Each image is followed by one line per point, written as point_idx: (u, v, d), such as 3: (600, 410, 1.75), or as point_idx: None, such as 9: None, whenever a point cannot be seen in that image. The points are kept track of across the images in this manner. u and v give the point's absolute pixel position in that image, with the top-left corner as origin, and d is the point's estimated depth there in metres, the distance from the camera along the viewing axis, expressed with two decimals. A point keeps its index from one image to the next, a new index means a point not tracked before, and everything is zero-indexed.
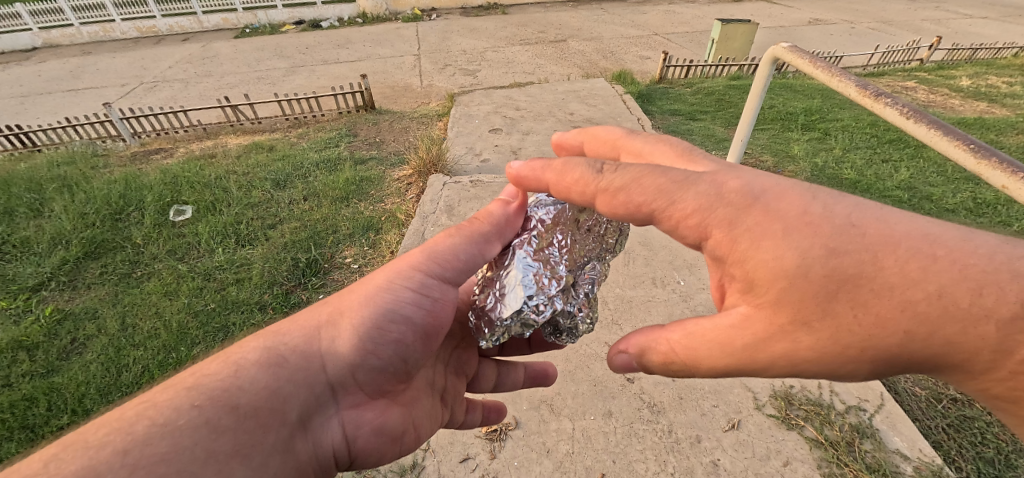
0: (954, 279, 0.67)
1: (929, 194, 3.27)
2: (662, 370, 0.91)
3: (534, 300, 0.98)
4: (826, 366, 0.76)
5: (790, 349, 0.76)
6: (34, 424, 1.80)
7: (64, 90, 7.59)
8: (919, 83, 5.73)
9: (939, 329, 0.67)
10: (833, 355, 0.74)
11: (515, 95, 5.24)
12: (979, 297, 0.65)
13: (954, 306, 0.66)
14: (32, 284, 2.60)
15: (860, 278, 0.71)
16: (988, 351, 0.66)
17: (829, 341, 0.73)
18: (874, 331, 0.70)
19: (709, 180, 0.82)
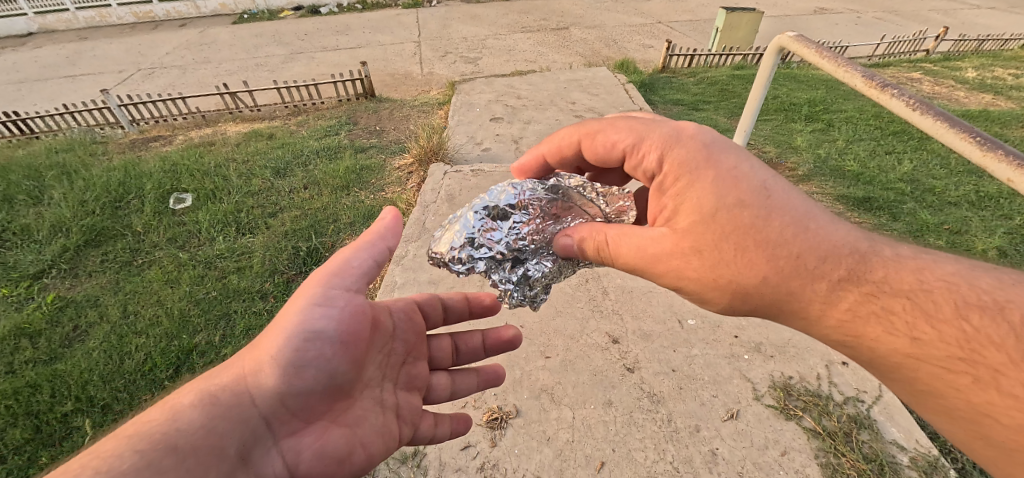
0: (820, 250, 0.95)
1: (931, 187, 3.26)
2: (595, 257, 1.14)
3: (467, 244, 1.20)
4: (700, 290, 1.03)
5: (679, 270, 1.02)
6: (38, 411, 1.79)
7: (62, 76, 7.53)
8: (924, 75, 5.68)
9: (796, 283, 0.96)
10: (707, 283, 1.01)
11: (516, 84, 5.19)
12: (831, 266, 0.95)
13: (812, 266, 0.95)
14: (33, 272, 2.60)
15: (750, 227, 0.96)
16: (819, 303, 0.95)
17: (711, 268, 0.99)
18: (745, 271, 0.97)
19: (675, 129, 1.08)
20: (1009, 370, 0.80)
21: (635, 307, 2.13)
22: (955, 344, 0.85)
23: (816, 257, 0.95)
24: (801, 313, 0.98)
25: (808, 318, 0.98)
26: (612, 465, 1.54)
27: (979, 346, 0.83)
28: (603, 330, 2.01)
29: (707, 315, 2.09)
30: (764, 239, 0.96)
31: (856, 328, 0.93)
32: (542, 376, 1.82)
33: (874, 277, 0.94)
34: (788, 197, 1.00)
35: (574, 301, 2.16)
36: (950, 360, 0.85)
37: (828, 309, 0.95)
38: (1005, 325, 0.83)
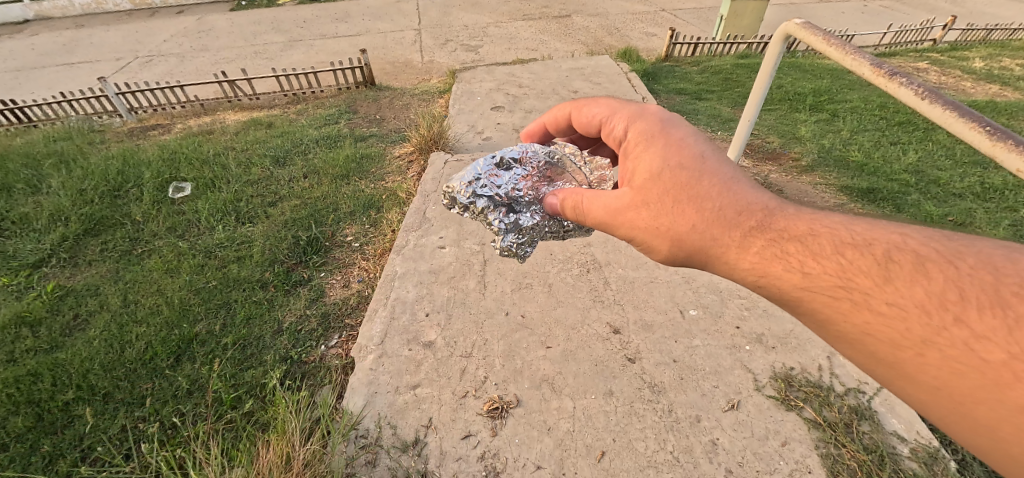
0: (740, 205, 1.00)
1: (936, 178, 3.23)
2: (573, 215, 1.23)
3: (470, 185, 1.34)
4: (648, 242, 1.07)
5: (630, 222, 1.08)
6: (39, 399, 1.78)
7: (59, 64, 7.46)
8: (931, 65, 5.61)
9: (719, 230, 0.99)
10: (653, 234, 1.05)
11: (517, 73, 5.13)
12: (746, 217, 0.98)
13: (731, 216, 0.99)
14: (33, 261, 2.58)
15: (688, 185, 1.03)
16: (733, 249, 0.97)
17: (653, 220, 1.05)
18: (679, 219, 1.02)
19: (643, 107, 1.19)
20: (885, 288, 0.79)
21: (636, 297, 2.12)
22: (839, 275, 0.84)
23: (736, 208, 1.00)
24: (721, 261, 0.99)
25: (728, 266, 0.98)
26: (612, 455, 1.54)
27: (856, 270, 0.83)
28: (604, 320, 2.01)
29: (709, 306, 2.08)
30: (700, 192, 1.02)
31: (760, 269, 0.94)
32: (543, 366, 1.81)
33: (777, 225, 0.96)
34: (724, 163, 1.08)
35: (575, 291, 2.15)
36: (835, 290, 0.84)
37: (739, 256, 0.96)
38: (877, 253, 0.83)
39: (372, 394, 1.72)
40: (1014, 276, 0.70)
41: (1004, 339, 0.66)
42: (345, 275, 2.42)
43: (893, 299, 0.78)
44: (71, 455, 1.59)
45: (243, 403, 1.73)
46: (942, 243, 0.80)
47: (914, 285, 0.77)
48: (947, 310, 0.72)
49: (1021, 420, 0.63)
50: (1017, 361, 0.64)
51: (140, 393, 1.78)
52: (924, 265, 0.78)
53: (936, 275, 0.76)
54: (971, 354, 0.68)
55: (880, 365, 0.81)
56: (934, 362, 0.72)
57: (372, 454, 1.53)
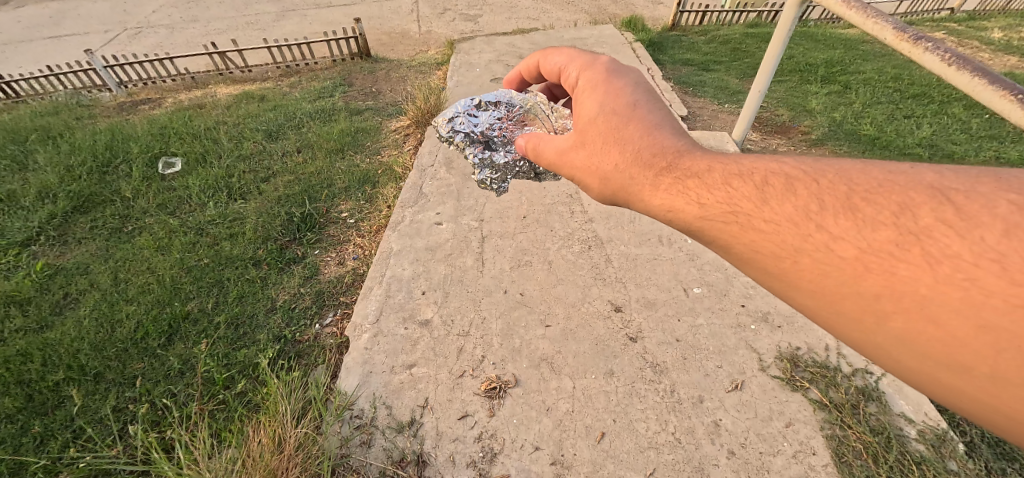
0: (651, 141, 0.94)
1: (951, 152, 3.11)
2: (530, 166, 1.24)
3: (449, 122, 1.43)
4: (584, 183, 1.05)
5: (571, 164, 1.07)
6: (28, 380, 1.74)
7: (46, 37, 7.23)
8: (948, 35, 5.38)
9: (636, 167, 0.92)
10: (588, 174, 1.03)
11: (518, 43, 4.94)
12: (656, 154, 0.91)
13: (644, 154, 0.92)
14: (21, 239, 2.52)
15: (610, 126, 1.00)
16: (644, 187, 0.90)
17: (586, 162, 1.03)
18: (603, 160, 0.98)
19: (588, 57, 1.17)
20: (761, 208, 0.70)
21: (639, 275, 2.06)
22: (725, 201, 0.75)
23: (649, 144, 0.94)
24: (635, 197, 0.92)
25: (642, 203, 0.90)
26: (612, 436, 1.51)
27: (738, 194, 0.74)
28: (605, 298, 1.95)
29: (713, 284, 2.02)
30: (624, 132, 0.97)
31: (663, 200, 0.85)
32: (542, 345, 1.76)
33: (682, 160, 0.88)
34: (652, 106, 1.02)
35: (576, 268, 2.09)
36: (722, 214, 0.74)
37: (649, 193, 0.88)
38: (757, 176, 0.75)
39: (366, 374, 1.67)
40: (868, 183, 0.63)
41: (857, 237, 0.59)
42: (340, 252, 2.36)
43: (770, 217, 0.69)
44: (63, 436, 1.56)
45: (236, 383, 1.69)
46: (814, 163, 0.72)
47: (785, 203, 0.68)
48: (810, 220, 0.64)
49: (879, 310, 0.57)
50: (870, 253, 0.57)
51: (131, 372, 1.75)
52: (794, 182, 0.70)
53: (803, 189, 0.68)
54: (832, 255, 0.60)
55: (774, 281, 0.68)
56: (805, 270, 0.63)
57: (366, 435, 1.49)
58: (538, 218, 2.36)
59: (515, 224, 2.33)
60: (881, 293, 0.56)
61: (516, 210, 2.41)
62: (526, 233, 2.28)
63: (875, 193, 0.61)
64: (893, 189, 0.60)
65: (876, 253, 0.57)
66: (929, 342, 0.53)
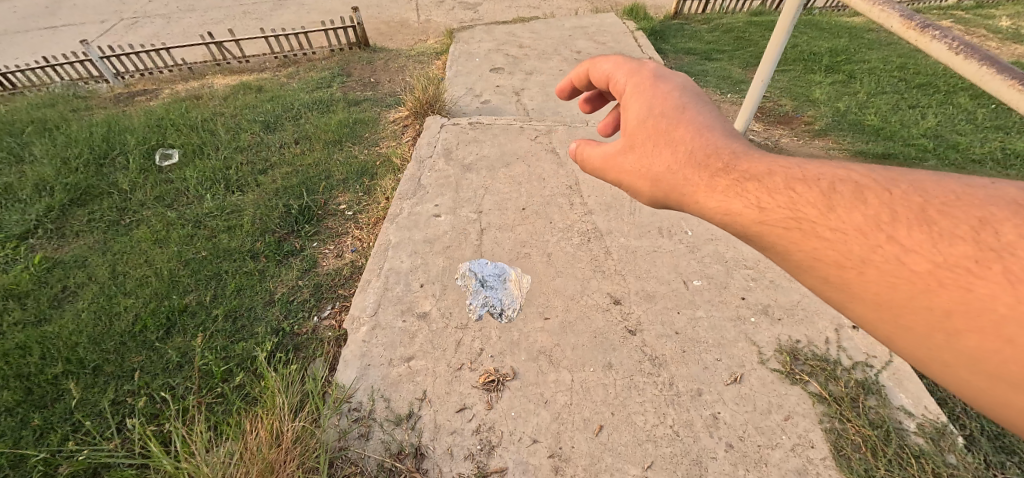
0: (704, 144, 0.82)
1: (955, 143, 3.06)
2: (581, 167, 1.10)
3: None
4: (631, 186, 0.92)
5: (618, 166, 0.94)
6: (28, 373, 1.74)
7: (42, 27, 7.17)
8: (955, 23, 5.30)
9: (689, 169, 0.81)
10: (636, 177, 0.90)
11: (518, 32, 4.88)
12: (713, 158, 0.79)
13: (698, 157, 0.81)
14: (19, 233, 2.51)
15: (663, 129, 0.87)
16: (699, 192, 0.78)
17: (637, 168, 0.90)
18: (656, 164, 0.86)
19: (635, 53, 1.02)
20: (827, 214, 0.60)
21: (638, 267, 2.05)
22: (786, 206, 0.65)
23: (704, 146, 0.82)
24: (688, 200, 0.81)
25: (695, 206, 0.80)
26: (610, 429, 1.50)
27: (801, 199, 0.64)
28: (604, 291, 1.94)
29: (714, 277, 2.01)
30: (676, 134, 0.85)
31: (717, 203, 0.74)
32: (541, 338, 1.76)
33: (740, 165, 0.76)
34: (706, 110, 0.90)
35: (575, 261, 2.08)
36: (780, 219, 0.64)
37: (705, 198, 0.77)
38: (819, 181, 0.65)
39: (365, 367, 1.67)
40: (948, 194, 0.55)
41: (933, 249, 0.51)
42: (338, 245, 2.35)
43: (836, 224, 0.59)
44: (62, 429, 1.56)
45: (234, 376, 1.69)
46: (892, 168, 0.62)
47: (854, 209, 0.58)
48: (880, 228, 0.55)
49: (949, 324, 0.49)
50: (943, 268, 0.49)
51: (130, 365, 1.74)
52: (863, 189, 0.60)
53: (874, 197, 0.58)
54: (904, 267, 0.52)
55: (840, 293, 0.59)
56: (871, 282, 0.55)
57: (364, 428, 1.49)
58: (537, 210, 2.35)
59: (514, 216, 2.31)
60: (950, 310, 0.49)
61: (515, 202, 2.40)
62: (525, 225, 2.26)
63: (953, 205, 0.53)
64: (971, 202, 0.52)
65: (951, 267, 0.49)
66: (1002, 363, 0.46)
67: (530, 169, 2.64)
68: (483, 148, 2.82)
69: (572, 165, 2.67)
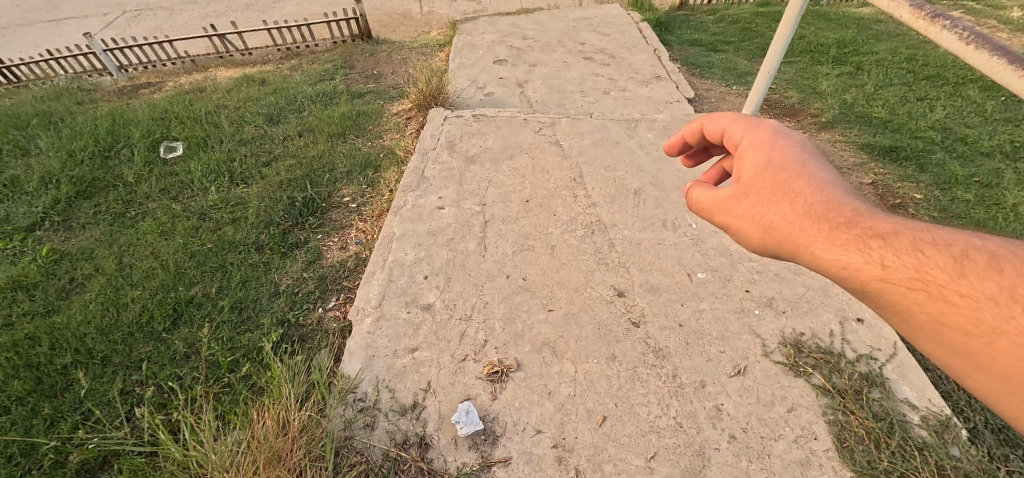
0: (827, 198, 0.75)
1: (964, 135, 3.03)
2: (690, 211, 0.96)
3: None
4: (736, 230, 0.83)
5: (726, 211, 0.84)
6: (37, 363, 1.76)
7: (46, 20, 7.18)
8: (965, 14, 5.21)
9: (813, 222, 0.73)
10: (745, 223, 0.82)
11: (521, 24, 4.84)
12: (835, 213, 0.73)
13: (821, 210, 0.74)
14: (26, 225, 2.52)
15: (782, 178, 0.79)
16: (817, 245, 0.72)
17: (748, 216, 0.81)
18: (775, 215, 0.77)
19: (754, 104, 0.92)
20: (957, 279, 0.57)
21: (643, 260, 2.05)
22: (915, 267, 0.61)
23: (833, 204, 0.74)
24: (805, 253, 0.74)
25: (812, 259, 0.73)
26: (614, 420, 1.51)
27: (929, 262, 0.60)
28: (608, 283, 1.94)
29: (718, 269, 2.01)
30: (801, 188, 0.77)
31: (838, 258, 0.68)
32: (544, 329, 1.76)
33: (864, 222, 0.70)
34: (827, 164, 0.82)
35: (579, 253, 2.08)
36: (906, 279, 0.61)
37: (823, 251, 0.71)
38: (954, 248, 0.60)
39: (369, 358, 1.68)
40: None
41: None
42: (342, 237, 2.36)
43: (967, 291, 0.56)
44: (72, 418, 1.58)
45: (241, 366, 1.70)
46: None
47: (988, 278, 0.55)
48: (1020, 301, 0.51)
49: None
50: None
51: (138, 356, 1.76)
52: (1004, 259, 0.56)
53: (1013, 267, 0.54)
54: None
55: (966, 362, 0.56)
56: (1006, 357, 0.51)
57: (370, 418, 1.50)
58: (541, 202, 2.35)
59: (517, 208, 2.31)
60: None
61: (519, 195, 2.39)
62: (529, 217, 2.26)
63: None
64: None
65: None
66: None
67: (533, 161, 2.64)
68: (487, 140, 2.81)
69: (576, 158, 2.66)
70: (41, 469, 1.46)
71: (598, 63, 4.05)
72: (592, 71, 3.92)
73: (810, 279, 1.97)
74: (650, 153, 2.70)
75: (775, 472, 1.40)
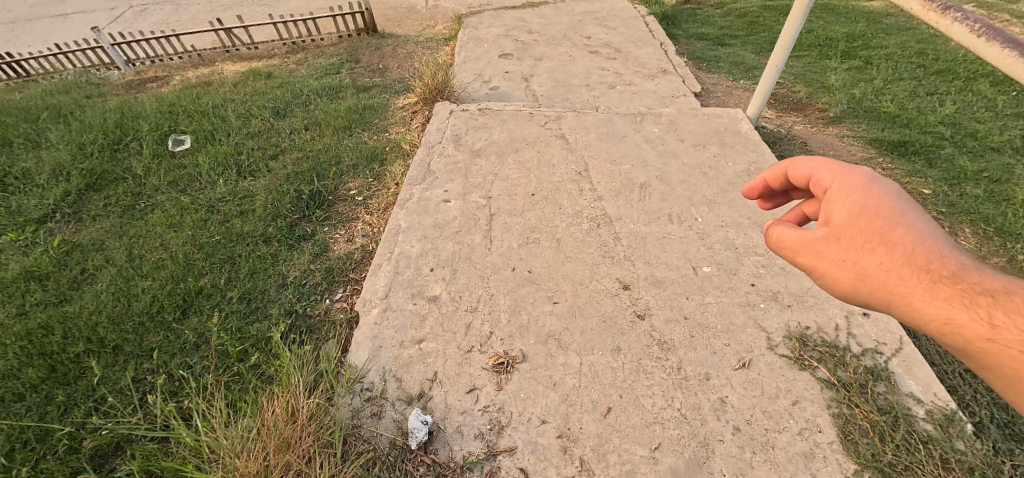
0: (928, 250, 0.69)
1: (974, 130, 2.99)
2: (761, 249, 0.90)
3: None
4: (822, 274, 0.78)
5: (812, 253, 0.78)
6: (51, 351, 1.79)
7: (53, 15, 7.22)
8: (977, 7, 5.13)
9: (913, 272, 0.68)
10: (834, 267, 0.76)
11: (527, 17, 4.83)
12: (941, 268, 0.67)
13: (925, 265, 0.68)
14: (38, 217, 2.55)
15: (879, 226, 0.73)
16: (915, 300, 0.67)
17: (835, 263, 0.76)
18: (870, 265, 0.72)
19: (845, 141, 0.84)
20: None
21: (648, 253, 2.05)
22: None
23: (935, 254, 0.69)
24: (904, 306, 0.68)
25: (910, 313, 0.68)
26: (618, 411, 1.51)
27: None
28: (614, 276, 1.95)
29: (723, 263, 2.01)
30: (900, 237, 0.71)
31: (940, 312, 0.64)
32: (550, 321, 1.77)
33: (973, 278, 0.64)
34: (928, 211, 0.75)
35: (584, 246, 2.08)
36: (1019, 342, 0.56)
37: (923, 308, 0.66)
38: None
39: (376, 348, 1.69)
40: None
41: None
42: (349, 230, 2.37)
43: None
44: (85, 405, 1.60)
45: (250, 356, 1.73)
46: None
47: None
48: None
49: None
50: None
51: (149, 345, 1.78)
52: None
53: None
54: None
55: None
56: None
57: (377, 407, 1.52)
58: (547, 196, 2.35)
59: (523, 202, 2.32)
60: None
61: (524, 188, 2.40)
62: (534, 210, 2.26)
63: None
64: None
65: None
66: None
67: (539, 154, 2.64)
68: (492, 134, 2.82)
69: (582, 151, 2.66)
70: (55, 455, 1.48)
71: (604, 56, 4.04)
72: (597, 65, 3.90)
73: None
74: (656, 147, 2.69)
75: (779, 463, 1.41)
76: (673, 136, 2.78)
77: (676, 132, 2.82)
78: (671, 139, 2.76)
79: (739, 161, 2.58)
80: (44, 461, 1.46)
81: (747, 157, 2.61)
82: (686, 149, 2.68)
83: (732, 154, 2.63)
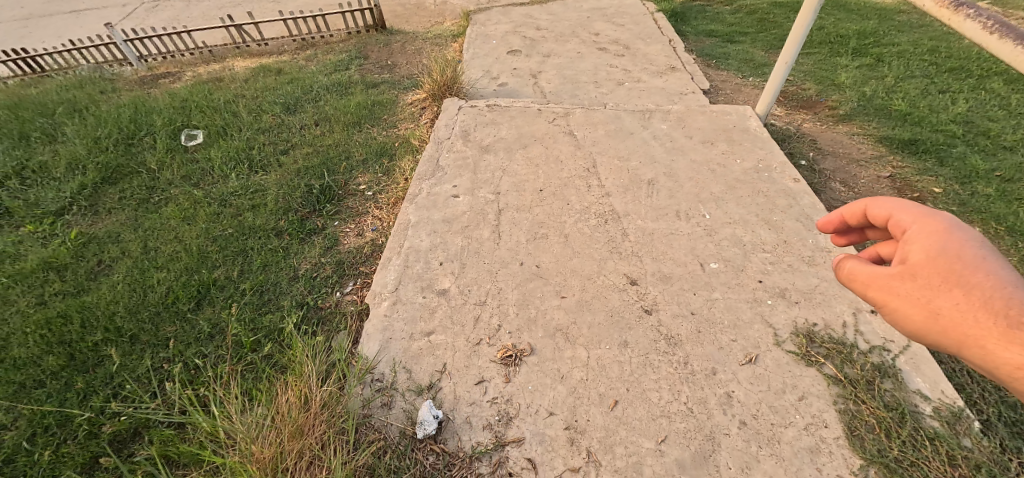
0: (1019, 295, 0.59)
1: (987, 129, 2.96)
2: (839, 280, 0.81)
3: None
4: (895, 312, 0.71)
5: (885, 290, 0.71)
6: (70, 340, 1.83)
7: (66, 11, 7.31)
8: (992, 5, 5.05)
9: (992, 316, 0.59)
10: (908, 306, 0.69)
11: (535, 14, 4.83)
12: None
13: (1010, 311, 0.59)
14: (55, 209, 2.61)
15: (959, 265, 0.64)
16: (994, 348, 0.59)
17: (908, 301, 0.68)
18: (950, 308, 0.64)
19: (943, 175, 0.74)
20: None
21: (656, 249, 2.06)
22: None
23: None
24: (984, 353, 0.60)
25: (987, 358, 0.60)
26: (625, 404, 1.53)
27: None
28: (621, 271, 1.96)
29: (731, 259, 2.02)
30: (986, 280, 0.62)
31: (1016, 361, 0.56)
32: (557, 315, 1.79)
33: None
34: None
35: (592, 242, 2.10)
36: None
37: (1003, 359, 0.57)
38: None
39: (386, 340, 1.72)
40: None
41: None
42: (359, 224, 2.41)
43: None
44: (104, 392, 1.64)
45: (263, 346, 1.76)
46: None
47: None
48: None
49: None
50: None
51: (165, 335, 1.82)
52: None
53: None
54: None
55: None
56: None
57: (387, 397, 1.54)
58: (555, 192, 2.37)
59: (531, 197, 2.33)
60: None
61: (532, 184, 2.41)
62: (542, 206, 2.28)
63: None
64: None
65: None
66: None
67: (547, 150, 2.65)
68: (501, 130, 2.83)
69: (590, 148, 2.67)
70: (75, 439, 1.52)
71: (612, 53, 4.03)
72: (606, 61, 3.90)
73: (823, 271, 1.97)
74: (664, 144, 2.70)
75: (785, 458, 1.42)
76: (681, 133, 2.79)
77: (684, 129, 2.82)
78: (680, 135, 2.77)
79: (748, 158, 2.58)
80: (65, 445, 1.50)
81: (756, 154, 2.61)
82: (694, 146, 2.68)
83: (741, 151, 2.63)
